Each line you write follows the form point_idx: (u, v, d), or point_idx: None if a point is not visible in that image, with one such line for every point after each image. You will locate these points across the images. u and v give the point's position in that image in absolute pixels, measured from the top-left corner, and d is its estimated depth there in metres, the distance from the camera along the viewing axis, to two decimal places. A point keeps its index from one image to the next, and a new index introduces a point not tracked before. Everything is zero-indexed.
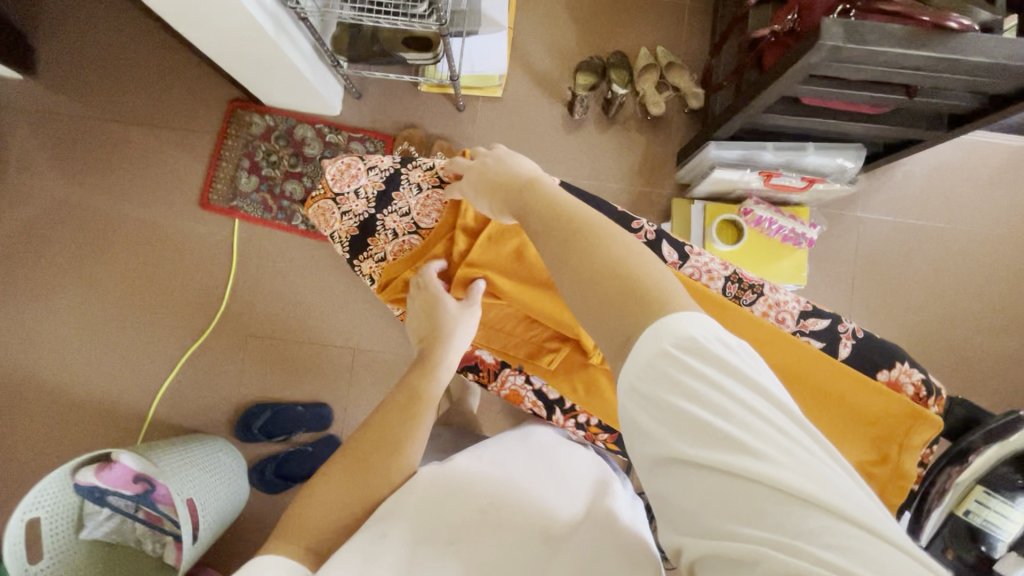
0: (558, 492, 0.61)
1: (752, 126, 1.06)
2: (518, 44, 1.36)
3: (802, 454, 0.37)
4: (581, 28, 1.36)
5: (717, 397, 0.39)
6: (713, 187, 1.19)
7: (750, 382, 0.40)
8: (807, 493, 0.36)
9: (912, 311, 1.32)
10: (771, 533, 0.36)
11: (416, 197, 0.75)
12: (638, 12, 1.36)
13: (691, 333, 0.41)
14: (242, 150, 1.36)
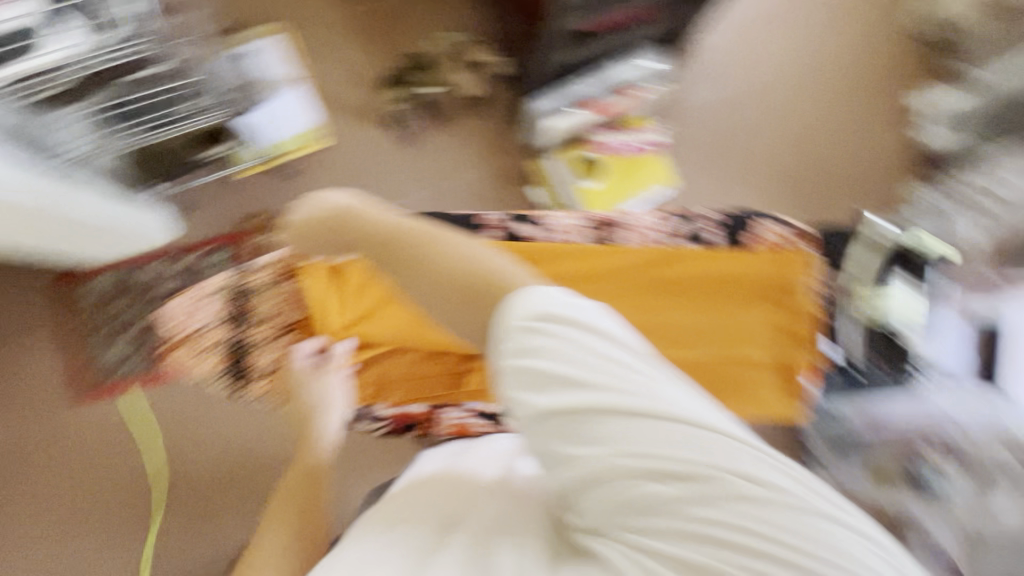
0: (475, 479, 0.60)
1: (552, 71, 1.08)
2: (311, 86, 1.29)
3: (651, 382, 0.43)
4: (363, 42, 1.31)
5: (571, 351, 0.44)
6: (555, 138, 1.18)
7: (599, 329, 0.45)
8: (662, 416, 0.42)
9: (786, 145, 1.37)
10: (642, 453, 0.42)
11: (276, 301, 0.75)
12: (410, 2, 1.32)
13: (536, 305, 0.45)
14: (89, 325, 1.22)
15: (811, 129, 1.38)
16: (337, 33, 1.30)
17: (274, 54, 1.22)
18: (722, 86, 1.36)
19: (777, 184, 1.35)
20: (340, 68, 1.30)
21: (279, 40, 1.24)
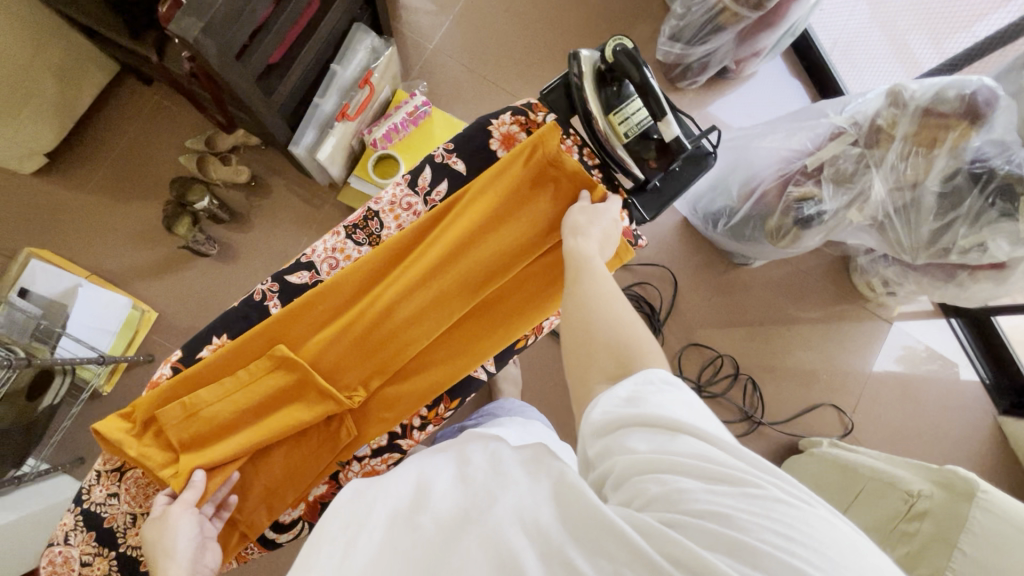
0: (486, 488, 0.39)
1: (285, 107, 1.06)
2: (109, 273, 1.24)
3: (731, 467, 0.34)
4: (125, 206, 1.26)
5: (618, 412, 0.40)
6: (337, 161, 1.17)
7: (679, 415, 0.38)
8: (748, 503, 0.32)
9: (532, 33, 1.41)
10: (716, 553, 0.30)
11: (119, 500, 0.65)
12: (140, 141, 1.27)
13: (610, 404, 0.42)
14: None
15: (541, 9, 1.43)
16: (99, 214, 1.25)
17: (51, 268, 1.16)
18: (443, 24, 1.38)
19: (545, 66, 1.40)
20: (125, 239, 1.25)
21: (47, 256, 1.19)
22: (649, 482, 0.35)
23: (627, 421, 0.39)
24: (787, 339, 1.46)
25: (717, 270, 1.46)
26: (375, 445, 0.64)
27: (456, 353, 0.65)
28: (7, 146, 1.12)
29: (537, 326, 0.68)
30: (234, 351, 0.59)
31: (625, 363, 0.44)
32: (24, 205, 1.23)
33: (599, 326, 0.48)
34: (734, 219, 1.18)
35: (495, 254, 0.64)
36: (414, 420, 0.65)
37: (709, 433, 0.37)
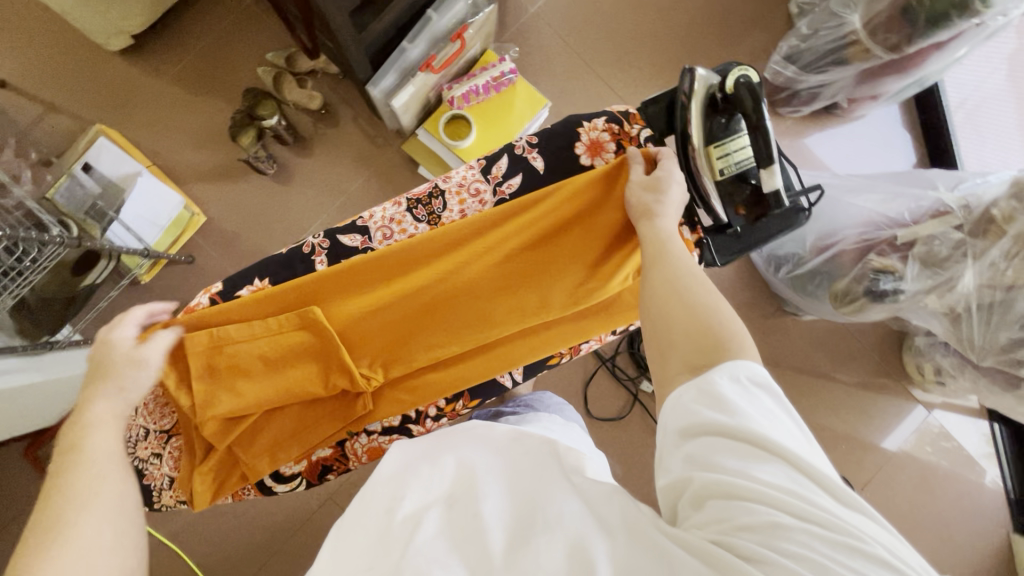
0: (534, 507, 0.45)
1: (372, 46, 1.02)
2: (168, 167, 1.25)
3: (839, 518, 0.35)
4: (196, 105, 1.26)
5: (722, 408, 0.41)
6: (411, 110, 1.14)
7: (773, 439, 0.39)
8: (849, 562, 0.33)
9: (640, 19, 1.32)
10: None
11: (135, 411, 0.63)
12: (223, 43, 1.26)
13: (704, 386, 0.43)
14: None
15: None
16: (168, 105, 1.26)
17: (116, 150, 1.18)
18: None
19: (644, 58, 1.31)
20: (187, 137, 1.26)
21: (114, 136, 1.21)
22: (738, 513, 0.36)
23: (714, 431, 0.40)
24: (815, 400, 1.40)
25: (763, 312, 1.39)
26: (386, 423, 0.64)
27: (483, 355, 0.64)
28: (97, 21, 1.13)
29: (573, 347, 0.67)
30: (269, 302, 0.59)
31: (704, 349, 0.45)
32: (101, 80, 1.25)
33: (678, 309, 0.49)
34: (800, 269, 1.11)
35: (548, 272, 0.62)
36: (430, 409, 0.64)
37: (802, 460, 0.38)
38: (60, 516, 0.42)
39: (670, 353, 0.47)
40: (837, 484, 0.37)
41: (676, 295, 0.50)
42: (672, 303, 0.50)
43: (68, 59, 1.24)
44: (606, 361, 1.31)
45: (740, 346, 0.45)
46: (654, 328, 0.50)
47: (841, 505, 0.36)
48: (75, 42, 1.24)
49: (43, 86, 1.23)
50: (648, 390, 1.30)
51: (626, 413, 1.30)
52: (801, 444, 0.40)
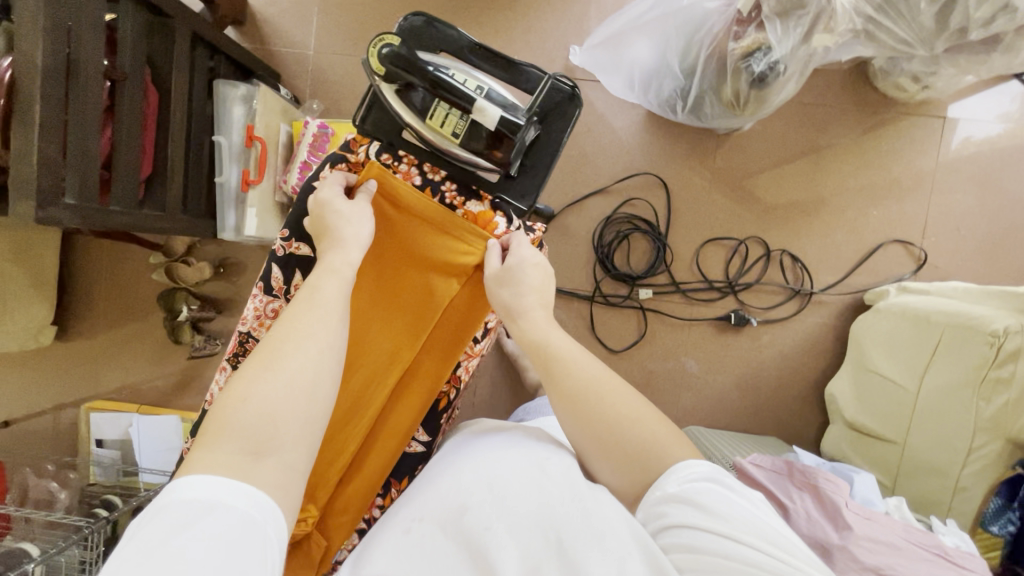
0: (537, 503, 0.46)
1: (192, 203, 1.04)
2: (149, 399, 1.34)
3: (766, 537, 0.42)
4: (133, 337, 1.34)
5: (674, 486, 0.46)
6: (272, 223, 1.13)
7: (731, 512, 0.43)
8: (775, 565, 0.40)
9: None
10: None
11: None
12: (113, 277, 1.33)
13: (671, 472, 0.47)
14: None
15: None
16: (113, 353, 1.35)
17: (109, 415, 1.30)
18: (310, 20, 1.23)
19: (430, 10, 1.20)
20: (143, 366, 1.34)
21: (101, 404, 1.32)
22: (694, 559, 0.41)
23: (676, 500, 0.45)
24: (821, 190, 1.21)
25: (708, 149, 1.21)
26: (349, 544, 0.66)
27: (388, 423, 0.64)
28: (14, 334, 1.23)
29: (452, 378, 0.67)
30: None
31: (611, 421, 0.50)
32: (56, 371, 1.36)
33: (578, 384, 0.52)
34: (690, 100, 0.97)
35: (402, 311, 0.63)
36: (373, 510, 0.66)
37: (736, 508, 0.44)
38: (249, 414, 0.43)
39: (589, 427, 0.51)
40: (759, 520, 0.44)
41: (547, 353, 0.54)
42: (555, 375, 0.53)
43: (24, 372, 1.36)
44: (596, 297, 1.26)
45: (624, 414, 0.51)
46: (561, 407, 0.53)
47: (764, 529, 0.43)
48: (20, 359, 1.36)
49: (22, 406, 1.35)
50: (650, 295, 1.24)
51: (645, 328, 1.25)
52: (751, 510, 0.44)
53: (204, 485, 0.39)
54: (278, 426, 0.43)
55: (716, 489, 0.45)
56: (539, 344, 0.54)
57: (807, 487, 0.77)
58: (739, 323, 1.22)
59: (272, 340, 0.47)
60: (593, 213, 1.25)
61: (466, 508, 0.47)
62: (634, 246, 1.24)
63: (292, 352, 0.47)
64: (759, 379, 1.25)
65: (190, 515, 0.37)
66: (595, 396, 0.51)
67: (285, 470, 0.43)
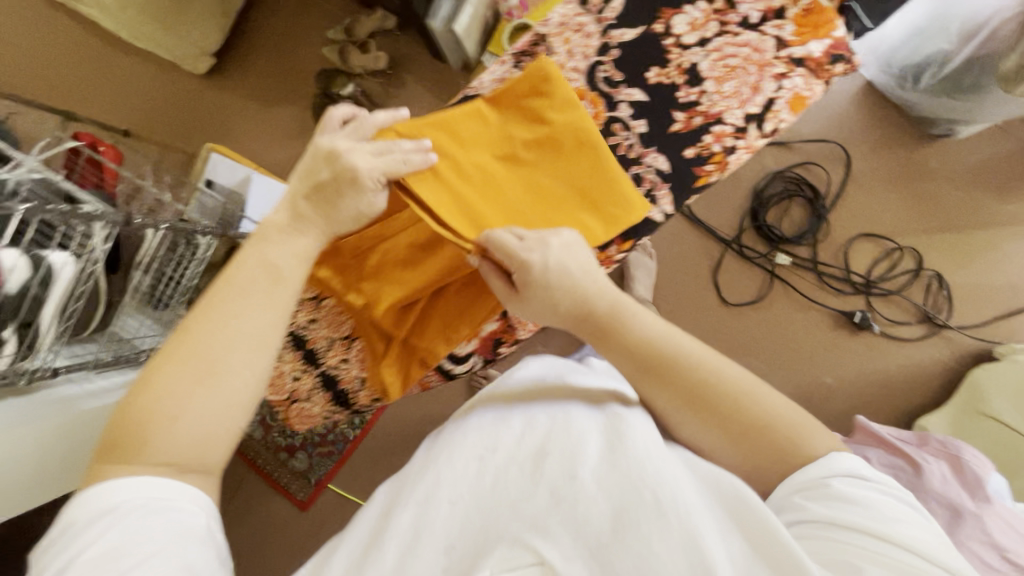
0: (613, 472, 0.40)
1: None
2: (267, 166, 1.33)
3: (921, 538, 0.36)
4: (278, 102, 1.34)
5: (818, 491, 0.41)
6: (472, 37, 1.13)
7: (883, 518, 0.38)
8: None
9: None
10: None
11: (320, 325, 0.64)
12: (285, 37, 1.33)
13: (823, 475, 0.42)
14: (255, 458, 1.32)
15: None
16: (253, 108, 1.35)
17: (227, 161, 1.28)
18: None
19: None
20: (276, 131, 1.34)
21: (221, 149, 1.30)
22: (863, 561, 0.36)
23: (832, 493, 0.40)
24: (991, 230, 1.19)
25: (903, 148, 1.20)
26: None
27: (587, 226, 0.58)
28: (182, 43, 1.22)
29: (720, 161, 0.56)
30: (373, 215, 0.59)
31: (669, 382, 0.46)
32: (192, 103, 1.35)
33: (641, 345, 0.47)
34: (949, 68, 0.96)
35: (534, 181, 0.56)
36: (584, 261, 0.62)
37: (891, 521, 0.38)
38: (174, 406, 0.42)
39: (659, 388, 0.46)
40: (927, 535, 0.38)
41: (634, 322, 0.48)
42: (639, 338, 0.48)
43: (159, 91, 1.35)
44: (732, 244, 1.23)
45: (697, 384, 0.46)
46: (630, 367, 0.48)
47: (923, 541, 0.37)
48: (160, 76, 1.35)
49: (142, 120, 1.34)
50: (785, 263, 1.21)
51: (765, 293, 1.23)
52: (909, 517, 0.38)
53: (136, 488, 0.39)
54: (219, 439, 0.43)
55: (870, 490, 0.40)
56: (626, 313, 0.49)
57: (944, 456, 0.75)
58: (862, 324, 1.18)
59: (206, 343, 0.43)
60: (766, 162, 1.22)
61: (545, 453, 0.44)
62: (792, 210, 1.21)
63: (242, 333, 0.44)
64: (856, 387, 1.21)
65: (124, 507, 0.38)
66: (671, 359, 0.46)
67: (241, 388, 0.44)
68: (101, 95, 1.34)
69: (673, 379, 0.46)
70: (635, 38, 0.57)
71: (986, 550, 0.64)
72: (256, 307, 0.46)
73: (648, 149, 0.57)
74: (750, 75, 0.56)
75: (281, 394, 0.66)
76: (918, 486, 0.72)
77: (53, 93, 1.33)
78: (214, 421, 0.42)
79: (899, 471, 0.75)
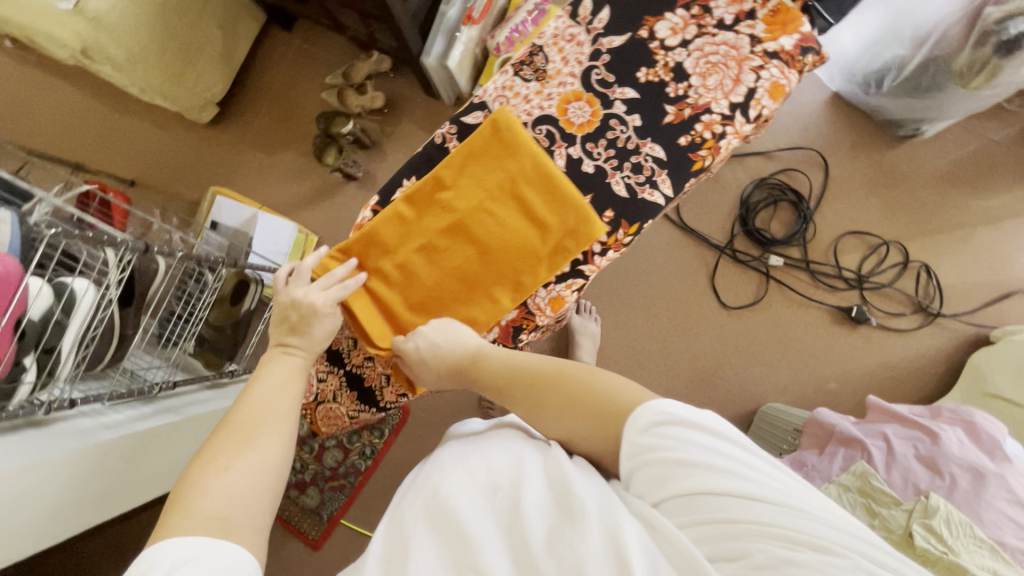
0: (565, 511, 0.43)
1: (416, 17, 1.10)
2: (272, 205, 1.38)
3: (733, 460, 0.41)
4: (280, 145, 1.40)
5: (651, 442, 0.44)
6: (464, 69, 1.19)
7: (707, 455, 0.42)
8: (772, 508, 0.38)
9: None
10: (761, 540, 0.37)
11: (344, 325, 0.66)
12: (285, 85, 1.40)
13: (652, 419, 0.45)
14: None
15: None
16: (256, 152, 1.40)
17: (232, 202, 1.32)
18: None
19: None
20: (278, 172, 1.40)
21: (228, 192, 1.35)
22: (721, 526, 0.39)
23: (676, 463, 0.42)
24: (971, 219, 1.25)
25: (877, 149, 1.26)
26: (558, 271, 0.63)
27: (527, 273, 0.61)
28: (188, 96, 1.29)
29: (712, 147, 0.61)
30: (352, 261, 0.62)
31: (534, 392, 0.52)
32: (197, 150, 1.41)
33: (507, 374, 0.55)
34: (906, 71, 1.03)
35: (454, 265, 0.61)
36: (595, 245, 0.62)
37: (714, 458, 0.41)
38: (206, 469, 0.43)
39: (535, 412, 0.52)
40: (742, 453, 0.42)
41: (508, 365, 0.55)
42: (517, 371, 0.54)
43: (167, 141, 1.41)
44: (725, 249, 1.27)
45: (548, 388, 0.52)
46: (517, 404, 0.53)
47: (739, 463, 0.41)
48: (167, 128, 1.42)
49: (152, 170, 1.41)
50: (779, 264, 1.25)
51: (762, 295, 1.26)
52: (724, 444, 0.42)
53: (185, 546, 0.38)
54: (253, 505, 0.42)
55: (692, 424, 0.44)
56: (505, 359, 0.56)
57: (959, 422, 0.77)
58: (859, 318, 1.22)
59: (246, 411, 0.48)
60: (749, 171, 1.28)
61: (497, 487, 0.45)
62: (778, 214, 1.27)
63: (256, 409, 0.48)
64: (860, 380, 1.23)
65: (176, 559, 0.37)
66: (532, 378, 0.53)
67: (275, 454, 0.46)
68: (111, 149, 1.41)
69: (534, 393, 0.52)
70: (622, 44, 0.63)
71: (1013, 507, 0.67)
72: (272, 377, 0.52)
73: (645, 140, 0.62)
74: (730, 70, 0.61)
75: (305, 395, 0.68)
76: (938, 454, 0.73)
77: (68, 151, 1.40)
78: (250, 478, 0.43)
79: (917, 443, 0.76)
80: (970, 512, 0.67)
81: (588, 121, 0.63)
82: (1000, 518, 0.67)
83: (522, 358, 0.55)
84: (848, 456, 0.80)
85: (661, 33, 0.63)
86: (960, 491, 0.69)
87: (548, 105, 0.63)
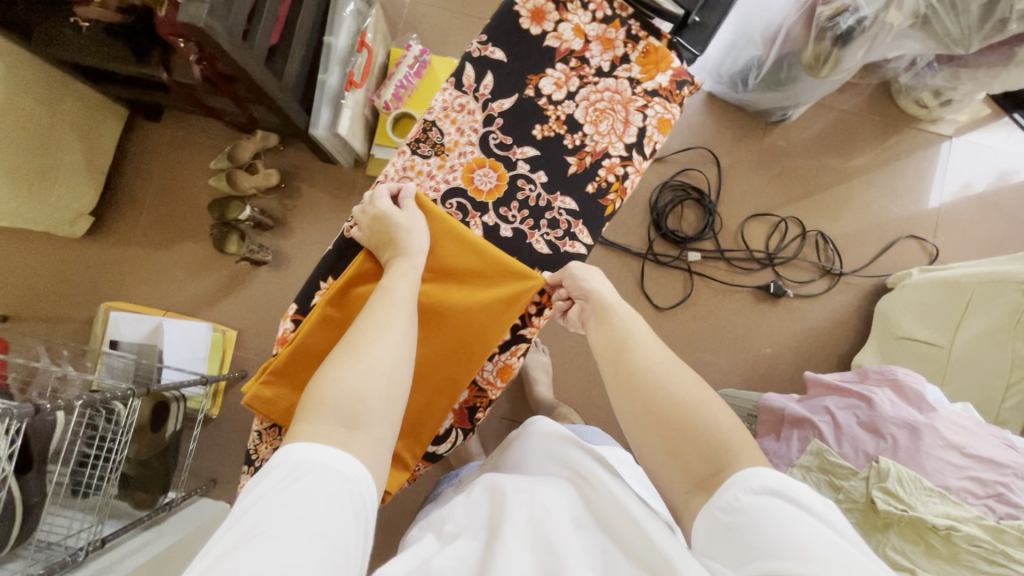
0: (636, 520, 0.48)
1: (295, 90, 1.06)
2: (178, 307, 1.27)
3: (805, 525, 0.42)
4: (173, 241, 1.29)
5: (733, 513, 0.46)
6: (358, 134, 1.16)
7: (780, 522, 0.43)
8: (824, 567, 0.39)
9: None
10: None
11: None
12: (166, 178, 1.30)
13: (739, 489, 0.47)
14: None
15: None
16: (148, 255, 1.29)
17: (131, 316, 1.21)
18: None
19: None
20: (177, 271, 1.29)
21: (124, 306, 1.23)
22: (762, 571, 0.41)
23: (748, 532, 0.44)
24: (847, 183, 1.38)
25: (756, 137, 1.37)
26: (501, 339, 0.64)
27: (470, 343, 0.60)
28: (54, 212, 1.16)
29: (619, 189, 0.64)
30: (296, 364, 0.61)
31: (626, 355, 0.57)
32: (77, 266, 1.27)
33: (620, 337, 0.58)
34: (764, 68, 1.14)
35: None
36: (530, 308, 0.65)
37: (785, 523, 0.43)
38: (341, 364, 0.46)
39: (640, 396, 0.54)
40: (819, 520, 0.43)
41: (622, 341, 0.58)
42: (622, 345, 0.57)
43: (39, 263, 1.26)
44: (648, 255, 1.32)
45: (675, 388, 0.53)
46: (620, 374, 0.57)
47: (812, 527, 0.42)
48: (36, 249, 1.27)
49: (29, 298, 1.25)
50: (697, 259, 1.32)
51: (690, 290, 1.33)
52: (802, 513, 0.43)
53: (315, 453, 0.41)
54: (367, 404, 0.44)
55: (769, 494, 0.45)
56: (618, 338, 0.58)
57: (885, 381, 0.84)
58: (777, 292, 1.31)
59: (361, 335, 0.49)
60: (652, 177, 1.35)
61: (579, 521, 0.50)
62: (687, 212, 1.34)
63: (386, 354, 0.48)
64: (792, 347, 1.33)
65: (293, 472, 0.39)
66: (637, 365, 0.56)
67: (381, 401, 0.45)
68: None
69: (641, 364, 0.56)
70: (513, 106, 0.63)
71: (948, 451, 0.75)
72: (394, 307, 0.52)
73: (555, 194, 0.63)
74: (619, 113, 0.64)
75: None
76: (877, 417, 0.78)
77: None
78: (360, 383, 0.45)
79: (856, 410, 0.81)
80: (914, 466, 0.74)
81: (496, 186, 0.62)
82: (940, 464, 0.74)
83: (638, 330, 0.59)
84: (802, 437, 0.84)
85: (547, 88, 0.64)
86: (902, 450, 0.75)
87: (453, 178, 0.62)
